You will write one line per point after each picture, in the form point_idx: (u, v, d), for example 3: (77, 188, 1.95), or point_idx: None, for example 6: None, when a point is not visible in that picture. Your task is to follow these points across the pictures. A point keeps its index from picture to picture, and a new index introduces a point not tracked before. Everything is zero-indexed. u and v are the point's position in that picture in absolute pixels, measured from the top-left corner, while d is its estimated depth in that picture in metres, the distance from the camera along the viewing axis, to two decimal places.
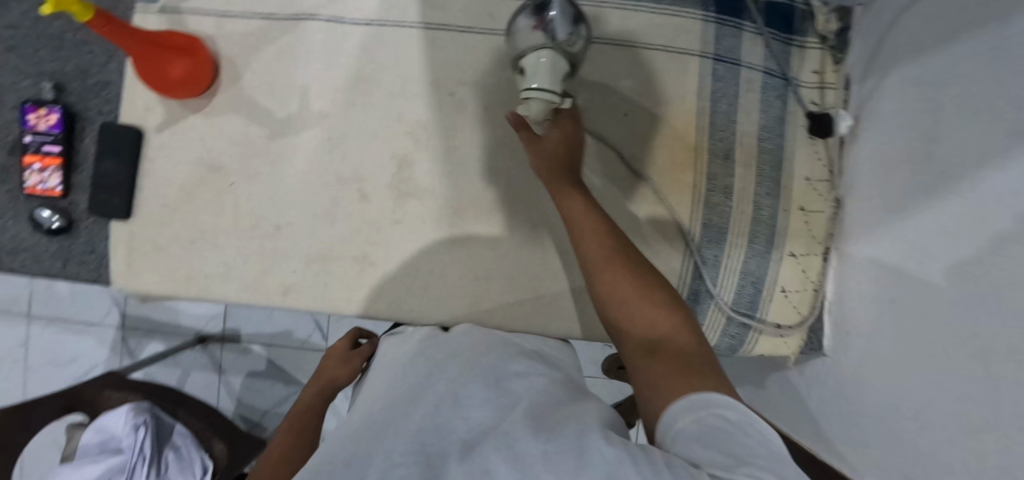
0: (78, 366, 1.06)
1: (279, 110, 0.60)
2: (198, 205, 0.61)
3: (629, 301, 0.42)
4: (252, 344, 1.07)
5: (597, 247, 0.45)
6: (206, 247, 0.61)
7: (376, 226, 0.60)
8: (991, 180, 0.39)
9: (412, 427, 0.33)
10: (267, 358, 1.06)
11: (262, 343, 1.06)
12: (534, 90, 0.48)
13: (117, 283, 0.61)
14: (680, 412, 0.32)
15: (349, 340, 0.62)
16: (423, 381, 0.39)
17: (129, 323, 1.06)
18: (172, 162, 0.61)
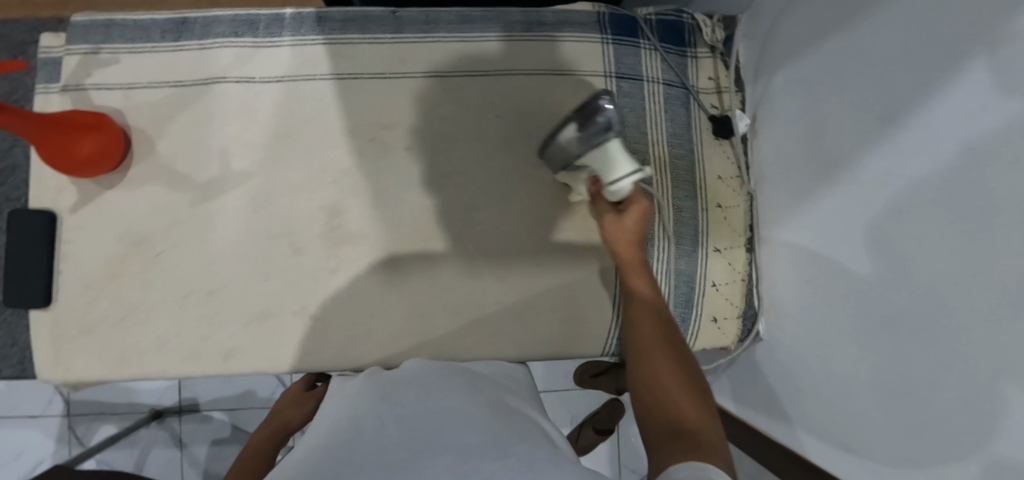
0: (21, 465, 0.99)
1: (198, 175, 0.60)
2: (124, 282, 0.59)
3: (663, 378, 0.43)
4: (212, 411, 1.02)
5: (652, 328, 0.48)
6: (137, 325, 0.59)
7: (314, 278, 0.60)
8: (877, 162, 0.44)
9: (375, 434, 0.33)
10: (232, 424, 1.02)
11: (223, 409, 1.02)
12: (621, 183, 0.52)
13: (45, 375, 0.59)
14: (686, 470, 0.32)
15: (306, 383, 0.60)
16: (362, 407, 0.39)
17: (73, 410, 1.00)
18: (91, 241, 0.59)
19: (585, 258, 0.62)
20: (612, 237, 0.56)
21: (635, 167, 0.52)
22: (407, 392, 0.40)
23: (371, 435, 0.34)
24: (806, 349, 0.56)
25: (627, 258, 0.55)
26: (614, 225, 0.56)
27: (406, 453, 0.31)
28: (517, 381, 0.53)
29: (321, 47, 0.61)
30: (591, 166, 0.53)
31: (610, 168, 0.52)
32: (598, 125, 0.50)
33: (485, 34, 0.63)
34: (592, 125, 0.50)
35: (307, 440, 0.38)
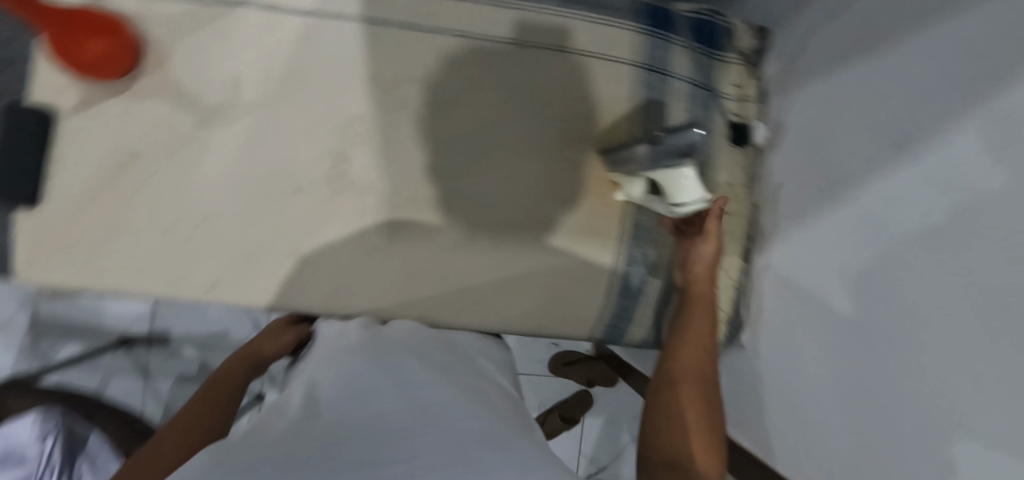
0: None
1: (207, 98, 0.58)
2: (115, 194, 0.57)
3: (681, 413, 0.44)
4: (184, 345, 1.01)
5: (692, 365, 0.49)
6: (124, 242, 0.58)
7: (311, 220, 0.59)
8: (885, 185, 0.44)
9: (368, 409, 0.32)
10: (200, 361, 1.01)
11: (194, 344, 1.01)
12: (687, 208, 0.55)
13: (21, 277, 0.57)
14: None
15: (290, 319, 0.61)
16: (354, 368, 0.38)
17: (39, 324, 0.98)
18: (87, 147, 0.57)
19: (581, 244, 0.63)
20: (694, 279, 0.58)
21: (704, 194, 0.55)
22: (402, 362, 0.40)
23: (363, 402, 0.33)
24: (783, 361, 0.58)
25: (703, 297, 0.56)
26: (699, 269, 0.57)
27: (403, 424, 0.30)
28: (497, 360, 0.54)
29: None
30: (662, 182, 0.55)
31: (679, 190, 0.54)
32: (670, 146, 0.52)
33: (519, 1, 0.61)
34: (664, 145, 0.53)
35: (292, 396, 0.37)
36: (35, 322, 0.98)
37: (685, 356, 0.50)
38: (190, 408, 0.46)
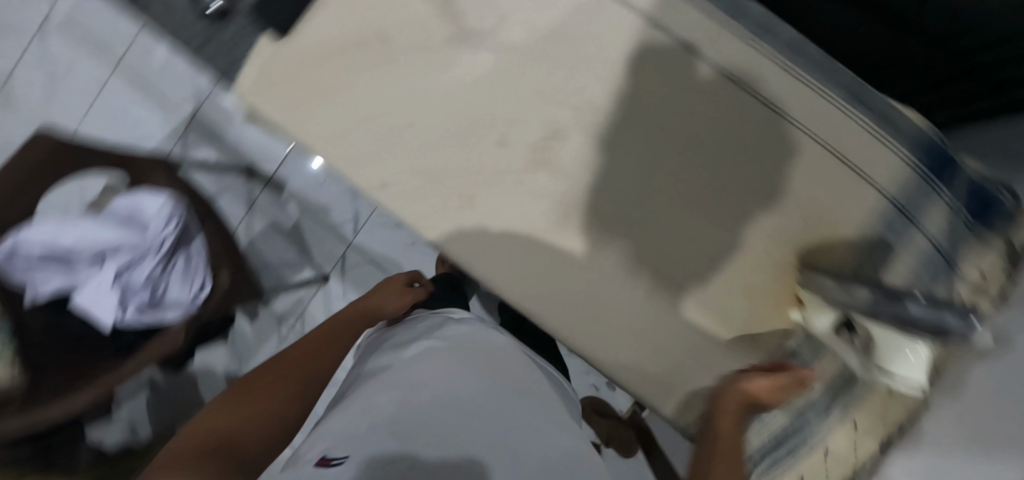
0: (136, 131, 1.21)
1: (468, 21, 0.57)
2: (347, 64, 0.59)
3: None
4: (290, 201, 1.23)
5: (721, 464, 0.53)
6: (334, 107, 0.60)
7: (499, 177, 0.58)
8: None
9: (443, 419, 0.43)
10: (296, 222, 1.23)
11: (297, 206, 1.24)
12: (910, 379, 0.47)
13: (240, 93, 0.62)
14: None
15: (405, 280, 0.86)
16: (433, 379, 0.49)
17: (195, 117, 1.22)
18: (344, 10, 0.58)
19: (729, 334, 0.60)
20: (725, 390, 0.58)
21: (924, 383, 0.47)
22: (489, 381, 0.51)
23: (440, 410, 0.44)
24: None
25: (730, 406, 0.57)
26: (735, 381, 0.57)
27: (471, 420, 0.44)
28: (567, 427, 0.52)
29: None
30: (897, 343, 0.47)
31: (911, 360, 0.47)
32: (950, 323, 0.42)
33: (793, 68, 0.52)
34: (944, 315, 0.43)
35: (374, 401, 0.46)
36: (195, 119, 1.22)
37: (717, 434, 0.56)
38: (303, 350, 0.67)
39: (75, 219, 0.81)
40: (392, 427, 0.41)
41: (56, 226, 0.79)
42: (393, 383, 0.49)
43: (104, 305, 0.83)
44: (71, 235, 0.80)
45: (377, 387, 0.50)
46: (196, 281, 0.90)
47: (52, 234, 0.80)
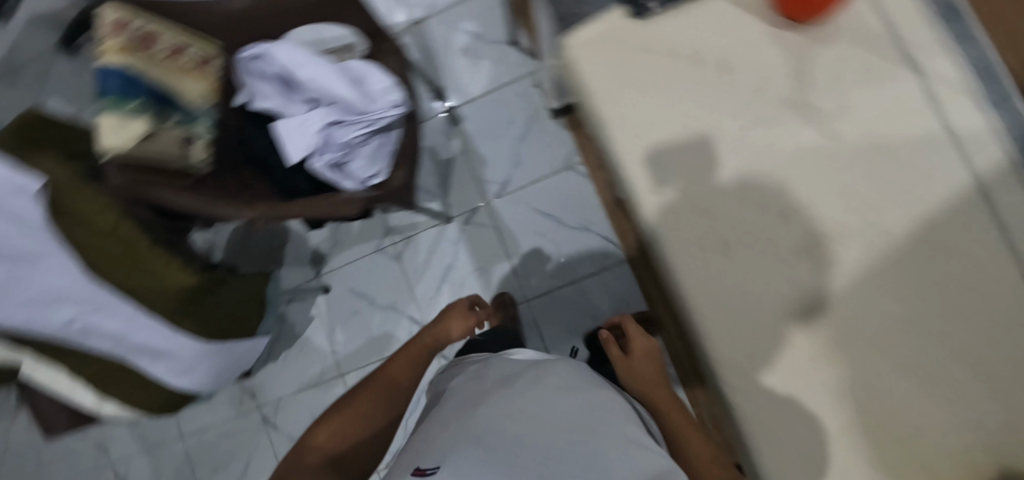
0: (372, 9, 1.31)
1: (817, 96, 0.59)
2: (685, 72, 0.60)
3: None
4: (459, 137, 1.26)
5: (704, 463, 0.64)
6: (648, 100, 0.61)
7: (767, 242, 0.58)
8: None
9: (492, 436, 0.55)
10: (451, 157, 1.25)
11: (462, 145, 1.25)
12: None
13: (568, 43, 0.62)
14: None
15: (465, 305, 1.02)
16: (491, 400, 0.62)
17: (418, 25, 1.30)
18: (712, 29, 0.60)
19: None
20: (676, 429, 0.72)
21: None
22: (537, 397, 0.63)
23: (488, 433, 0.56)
24: None
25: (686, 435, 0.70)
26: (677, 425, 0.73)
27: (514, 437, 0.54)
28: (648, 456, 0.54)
29: (1004, 152, 0.54)
30: None
31: None
32: None
33: None
34: None
35: (440, 422, 0.63)
36: (417, 25, 1.30)
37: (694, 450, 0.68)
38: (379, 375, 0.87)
39: (323, 59, 0.87)
40: (458, 439, 0.55)
41: (311, 62, 0.85)
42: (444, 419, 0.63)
43: (299, 143, 0.86)
44: (312, 69, 0.85)
45: (436, 422, 0.64)
46: (377, 169, 0.90)
47: (300, 61, 0.85)
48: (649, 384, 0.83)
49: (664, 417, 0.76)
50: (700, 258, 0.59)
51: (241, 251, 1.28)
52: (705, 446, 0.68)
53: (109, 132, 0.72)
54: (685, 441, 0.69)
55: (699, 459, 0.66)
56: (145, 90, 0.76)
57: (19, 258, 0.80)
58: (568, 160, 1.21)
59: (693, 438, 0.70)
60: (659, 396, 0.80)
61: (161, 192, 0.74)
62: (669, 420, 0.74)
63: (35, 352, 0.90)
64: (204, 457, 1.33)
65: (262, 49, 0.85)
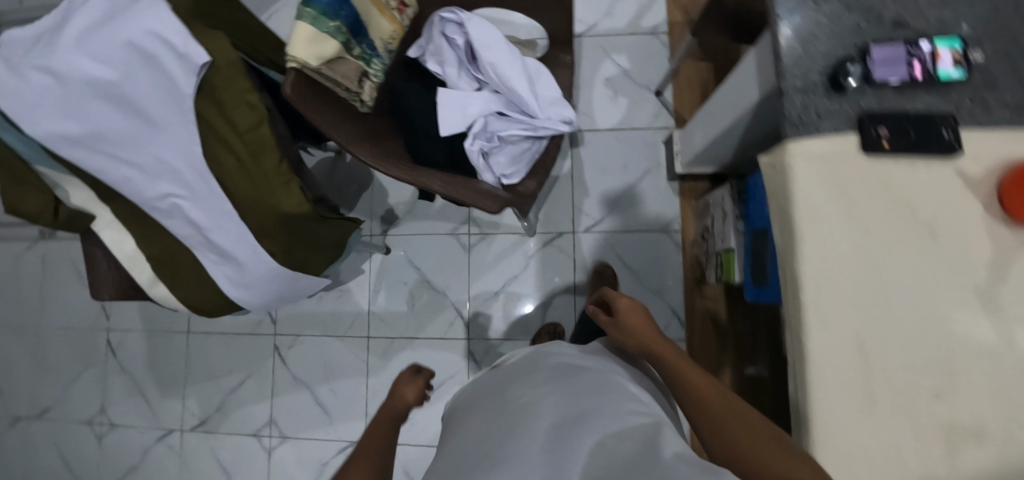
0: None
1: (1004, 296, 0.59)
2: (892, 222, 0.61)
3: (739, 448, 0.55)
4: (570, 160, 1.23)
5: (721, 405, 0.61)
6: (846, 233, 0.61)
7: (909, 412, 0.58)
8: None
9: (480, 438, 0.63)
10: (556, 176, 1.22)
11: (570, 168, 1.23)
12: None
13: (790, 148, 0.62)
14: None
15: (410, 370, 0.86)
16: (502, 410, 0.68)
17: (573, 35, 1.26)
18: (932, 192, 0.61)
19: None
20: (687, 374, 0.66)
21: None
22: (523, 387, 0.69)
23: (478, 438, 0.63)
24: None
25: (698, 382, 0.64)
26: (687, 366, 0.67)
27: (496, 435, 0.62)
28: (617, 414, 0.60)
29: None
30: None
31: None
32: None
33: None
34: None
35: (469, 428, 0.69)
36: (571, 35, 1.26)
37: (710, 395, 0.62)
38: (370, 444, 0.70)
39: (511, 48, 0.84)
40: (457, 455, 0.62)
41: (501, 47, 0.83)
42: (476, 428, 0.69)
43: (458, 120, 0.85)
44: (498, 56, 0.83)
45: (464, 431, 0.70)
46: (513, 172, 0.88)
47: (490, 44, 0.83)
48: (651, 340, 0.72)
49: (671, 368, 0.68)
50: (834, 348, 0.60)
51: (321, 185, 1.23)
52: (727, 395, 0.61)
53: (302, 43, 0.70)
54: (693, 390, 0.63)
55: (710, 402, 0.61)
56: (347, 14, 0.74)
57: (149, 122, 0.80)
58: (668, 224, 1.19)
59: (709, 387, 0.63)
60: (664, 348, 0.70)
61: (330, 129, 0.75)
62: (684, 374, 0.66)
63: (116, 212, 0.89)
64: (203, 360, 1.30)
65: (460, 17, 0.83)
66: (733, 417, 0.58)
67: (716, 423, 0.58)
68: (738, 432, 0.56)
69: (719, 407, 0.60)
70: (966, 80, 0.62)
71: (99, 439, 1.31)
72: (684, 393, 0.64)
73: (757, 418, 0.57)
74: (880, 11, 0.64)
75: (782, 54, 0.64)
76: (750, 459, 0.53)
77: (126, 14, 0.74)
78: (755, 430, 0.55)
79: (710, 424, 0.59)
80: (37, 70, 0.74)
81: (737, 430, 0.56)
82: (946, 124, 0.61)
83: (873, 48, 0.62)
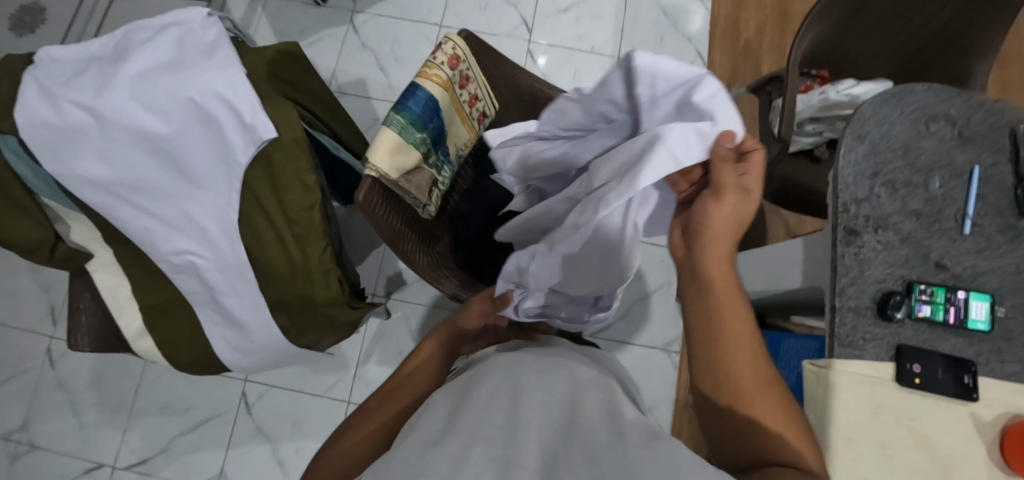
0: None
1: None
2: (910, 452, 0.64)
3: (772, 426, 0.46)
4: None
5: (751, 357, 0.49)
6: (871, 452, 0.64)
7: None
8: None
9: (447, 409, 0.48)
10: None
11: None
12: None
13: (830, 358, 0.68)
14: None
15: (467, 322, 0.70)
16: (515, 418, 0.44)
17: None
18: (946, 429, 0.65)
19: None
20: (727, 307, 0.50)
21: None
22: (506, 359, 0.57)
23: (446, 408, 0.49)
24: None
25: (736, 311, 0.50)
26: (727, 287, 0.50)
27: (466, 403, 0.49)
28: (591, 394, 0.51)
29: None
30: None
31: None
32: None
33: None
34: None
35: (479, 456, 0.39)
36: None
37: (747, 350, 0.49)
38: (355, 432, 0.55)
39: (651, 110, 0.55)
40: (427, 418, 0.48)
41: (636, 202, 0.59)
42: (485, 456, 0.39)
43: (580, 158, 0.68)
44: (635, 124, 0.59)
45: (455, 450, 0.39)
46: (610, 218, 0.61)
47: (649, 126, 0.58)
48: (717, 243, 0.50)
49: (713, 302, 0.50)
50: None
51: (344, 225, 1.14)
52: (751, 349, 0.49)
53: (386, 150, 0.68)
54: (730, 346, 0.49)
55: (735, 356, 0.48)
56: (435, 126, 0.74)
57: (189, 181, 0.74)
58: (668, 345, 1.20)
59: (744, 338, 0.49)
60: (714, 268, 0.51)
61: (397, 241, 0.73)
62: (723, 312, 0.49)
63: (116, 255, 0.81)
64: (157, 392, 1.19)
65: (665, 141, 0.50)
66: (744, 382, 0.48)
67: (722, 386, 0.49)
68: (735, 400, 0.48)
69: (733, 371, 0.48)
70: (989, 332, 0.68)
71: (11, 460, 1.15)
72: (708, 332, 0.50)
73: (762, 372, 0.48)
74: (927, 250, 0.71)
75: (839, 272, 0.70)
76: (738, 423, 0.48)
77: (198, 68, 0.69)
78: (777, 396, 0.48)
79: (711, 372, 0.50)
80: (76, 106, 0.66)
81: (735, 391, 0.48)
82: (967, 369, 0.67)
83: (918, 287, 0.69)
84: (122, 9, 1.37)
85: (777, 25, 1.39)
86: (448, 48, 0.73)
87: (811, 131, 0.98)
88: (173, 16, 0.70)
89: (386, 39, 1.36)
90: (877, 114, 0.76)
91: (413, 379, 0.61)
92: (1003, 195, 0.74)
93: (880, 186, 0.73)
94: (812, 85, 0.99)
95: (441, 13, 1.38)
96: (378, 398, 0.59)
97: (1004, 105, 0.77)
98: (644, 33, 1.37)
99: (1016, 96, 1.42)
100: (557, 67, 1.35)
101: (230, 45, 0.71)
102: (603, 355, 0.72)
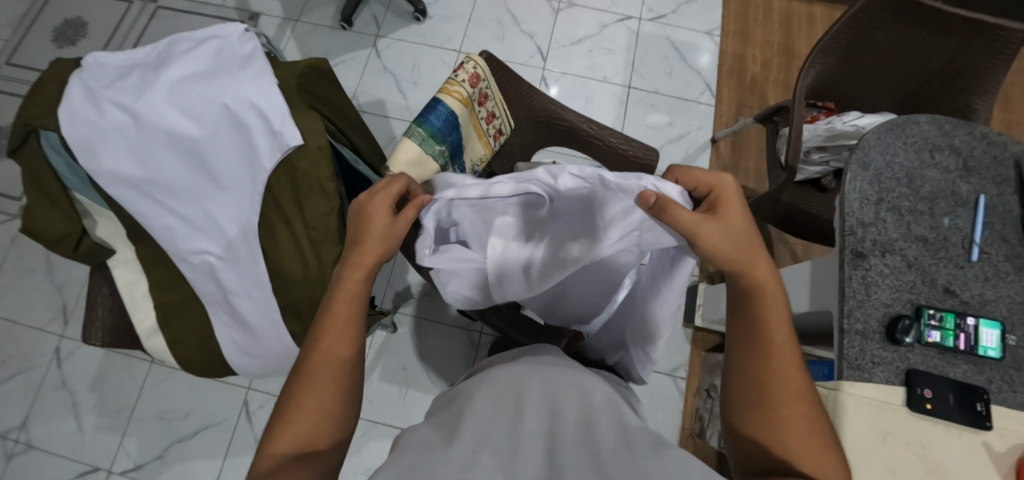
0: None
1: None
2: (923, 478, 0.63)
3: (798, 439, 0.47)
4: None
5: (792, 375, 0.50)
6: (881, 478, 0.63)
7: None
8: None
9: (448, 417, 0.47)
10: None
11: None
12: None
13: (838, 381, 0.67)
14: None
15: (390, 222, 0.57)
16: (521, 426, 0.42)
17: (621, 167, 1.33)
18: (959, 456, 0.63)
19: None
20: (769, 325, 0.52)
21: None
22: (506, 370, 0.55)
23: (447, 415, 0.48)
24: None
25: (776, 332, 0.52)
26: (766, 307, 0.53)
27: (468, 406, 0.47)
28: (591, 402, 0.48)
29: None
30: None
31: None
32: None
33: None
34: None
35: (482, 461, 0.37)
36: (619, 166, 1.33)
37: (789, 370, 0.50)
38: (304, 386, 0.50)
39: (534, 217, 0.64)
40: (424, 423, 0.46)
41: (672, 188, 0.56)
42: (490, 460, 0.37)
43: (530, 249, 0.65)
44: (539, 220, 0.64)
45: (461, 455, 0.37)
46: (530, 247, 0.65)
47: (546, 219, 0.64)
48: (744, 256, 0.54)
49: (759, 310, 0.53)
50: None
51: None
52: (795, 371, 0.50)
53: (404, 161, 0.70)
54: (776, 359, 0.51)
55: (783, 368, 0.50)
56: (452, 140, 0.76)
57: (214, 182, 0.76)
58: (675, 370, 1.19)
59: (789, 357, 0.51)
60: (759, 285, 0.54)
61: None
62: (769, 324, 0.52)
63: (138, 253, 0.84)
64: (159, 397, 1.19)
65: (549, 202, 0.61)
66: (781, 367, 0.50)
67: (765, 395, 0.50)
68: (780, 419, 0.48)
69: (781, 383, 0.50)
70: (1000, 359, 0.68)
71: (6, 460, 1.14)
72: (745, 338, 0.53)
73: (807, 397, 0.49)
74: (935, 276, 0.72)
75: (847, 294, 0.70)
76: (773, 403, 0.49)
77: (235, 77, 0.72)
78: (811, 420, 0.48)
79: (756, 374, 0.51)
80: (118, 107, 0.69)
81: (772, 394, 0.49)
82: (979, 397, 0.65)
83: (927, 313, 0.69)
84: (158, 26, 1.44)
85: (784, 61, 1.44)
86: (469, 67, 0.77)
87: (817, 161, 1.00)
88: (213, 29, 0.74)
89: (406, 63, 1.42)
90: (881, 143, 0.78)
91: (338, 325, 0.52)
92: (1010, 224, 0.75)
93: (886, 211, 0.74)
94: (819, 116, 1.02)
95: (460, 40, 1.44)
96: (310, 356, 0.51)
97: (1007, 138, 0.79)
98: (655, 65, 1.42)
99: (1022, 136, 1.45)
100: (569, 94, 1.39)
101: (265, 59, 0.75)
102: (608, 375, 0.70)
